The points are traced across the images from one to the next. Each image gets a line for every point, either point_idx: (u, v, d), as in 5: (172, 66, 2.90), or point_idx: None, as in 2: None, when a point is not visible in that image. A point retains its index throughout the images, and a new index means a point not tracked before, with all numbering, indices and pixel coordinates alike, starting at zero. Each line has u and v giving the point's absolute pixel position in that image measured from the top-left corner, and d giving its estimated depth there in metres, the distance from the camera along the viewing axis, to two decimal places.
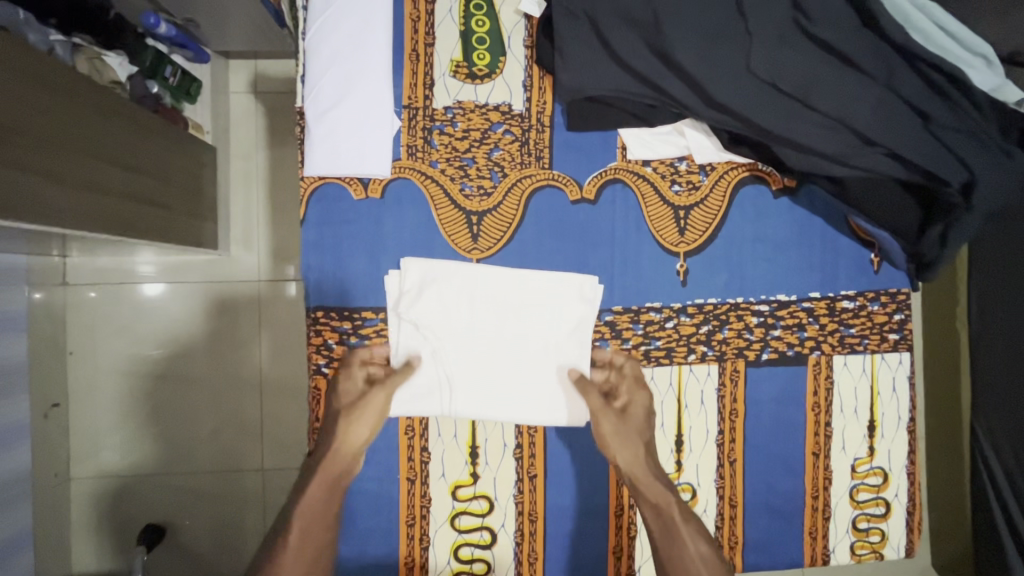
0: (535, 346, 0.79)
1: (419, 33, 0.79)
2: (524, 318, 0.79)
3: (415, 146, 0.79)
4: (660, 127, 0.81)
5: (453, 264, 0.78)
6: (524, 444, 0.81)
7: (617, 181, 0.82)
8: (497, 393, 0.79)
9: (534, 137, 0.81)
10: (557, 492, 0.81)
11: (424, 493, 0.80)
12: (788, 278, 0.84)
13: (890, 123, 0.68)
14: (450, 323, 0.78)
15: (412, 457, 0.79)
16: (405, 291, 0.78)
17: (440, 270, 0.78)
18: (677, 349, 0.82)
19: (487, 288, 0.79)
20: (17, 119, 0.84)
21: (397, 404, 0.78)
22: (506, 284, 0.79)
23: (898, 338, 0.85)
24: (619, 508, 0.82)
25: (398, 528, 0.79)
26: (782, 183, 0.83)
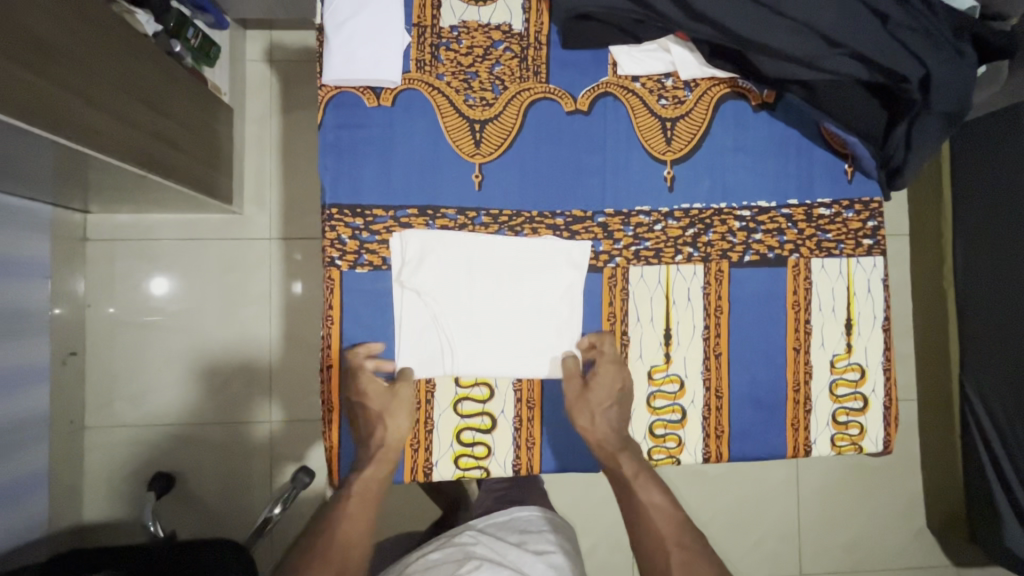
0: (529, 312, 0.86)
1: None
2: (518, 285, 0.86)
3: (424, 60, 0.87)
4: (647, 45, 0.89)
5: (447, 234, 0.85)
6: (522, 389, 0.86)
7: (609, 95, 0.89)
8: (495, 354, 0.85)
9: (532, 54, 0.88)
10: (554, 381, 0.87)
11: (429, 379, 0.85)
12: (767, 187, 0.90)
13: (852, 25, 0.76)
14: (449, 290, 0.85)
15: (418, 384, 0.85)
16: (408, 261, 0.85)
17: (434, 241, 0.85)
18: (660, 305, 0.88)
19: (483, 258, 0.86)
20: (60, 42, 0.93)
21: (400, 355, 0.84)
22: (500, 251, 0.86)
23: (873, 243, 0.91)
24: None
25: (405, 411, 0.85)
26: (761, 98, 0.90)
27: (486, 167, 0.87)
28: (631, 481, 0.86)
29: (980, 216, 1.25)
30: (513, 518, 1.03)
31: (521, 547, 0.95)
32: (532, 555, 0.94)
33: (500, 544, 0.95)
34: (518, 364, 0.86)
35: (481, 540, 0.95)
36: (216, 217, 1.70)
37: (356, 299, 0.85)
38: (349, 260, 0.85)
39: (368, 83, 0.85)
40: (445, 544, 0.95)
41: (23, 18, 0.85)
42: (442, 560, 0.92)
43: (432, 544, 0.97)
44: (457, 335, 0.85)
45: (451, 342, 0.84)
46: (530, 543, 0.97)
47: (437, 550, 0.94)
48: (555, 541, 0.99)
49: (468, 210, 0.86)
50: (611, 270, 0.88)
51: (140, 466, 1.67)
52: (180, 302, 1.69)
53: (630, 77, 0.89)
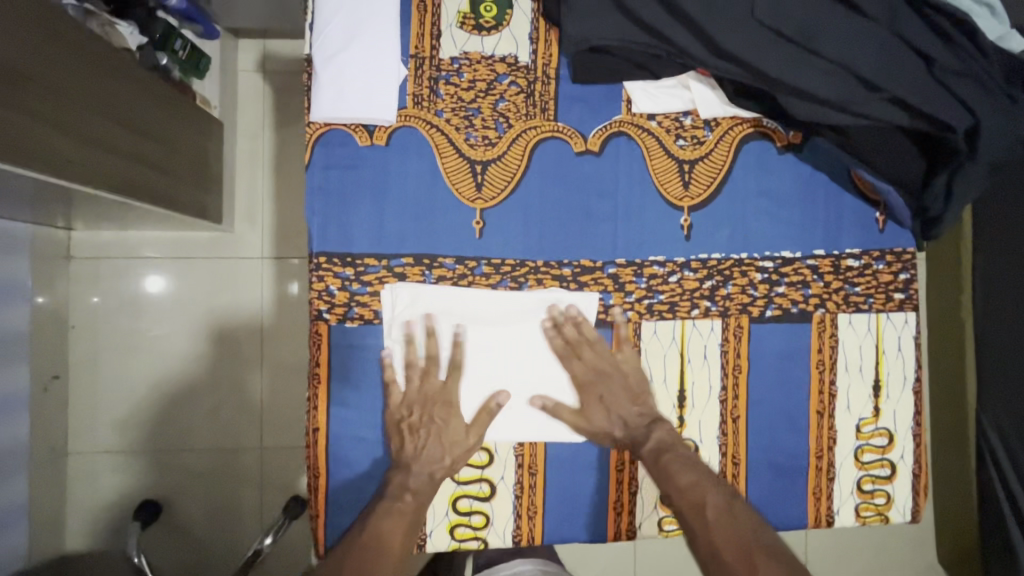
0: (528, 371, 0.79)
1: None
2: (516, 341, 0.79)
3: (421, 95, 0.80)
4: (665, 80, 0.81)
5: (441, 290, 0.79)
6: (524, 454, 0.80)
7: (622, 134, 0.82)
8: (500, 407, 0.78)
9: (540, 89, 0.81)
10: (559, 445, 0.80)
11: None
12: (792, 235, 0.83)
13: (893, 69, 0.69)
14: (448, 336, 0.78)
15: None
16: (398, 317, 0.78)
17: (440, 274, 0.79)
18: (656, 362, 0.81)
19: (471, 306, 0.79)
20: (28, 68, 0.86)
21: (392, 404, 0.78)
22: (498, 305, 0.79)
23: (904, 298, 0.84)
24: (619, 464, 0.81)
25: None
26: (786, 140, 0.83)
27: (487, 212, 0.80)
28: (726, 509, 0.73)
29: None
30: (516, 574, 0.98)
31: None
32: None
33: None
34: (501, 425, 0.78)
35: None
36: (205, 234, 1.63)
37: (345, 355, 0.78)
38: (338, 313, 0.78)
39: (360, 120, 0.78)
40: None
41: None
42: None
43: None
44: (432, 396, 0.77)
45: (425, 404, 0.76)
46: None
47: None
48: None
49: (467, 259, 0.79)
50: (621, 326, 0.81)
51: (126, 492, 1.61)
52: (168, 323, 1.62)
53: (645, 115, 0.82)
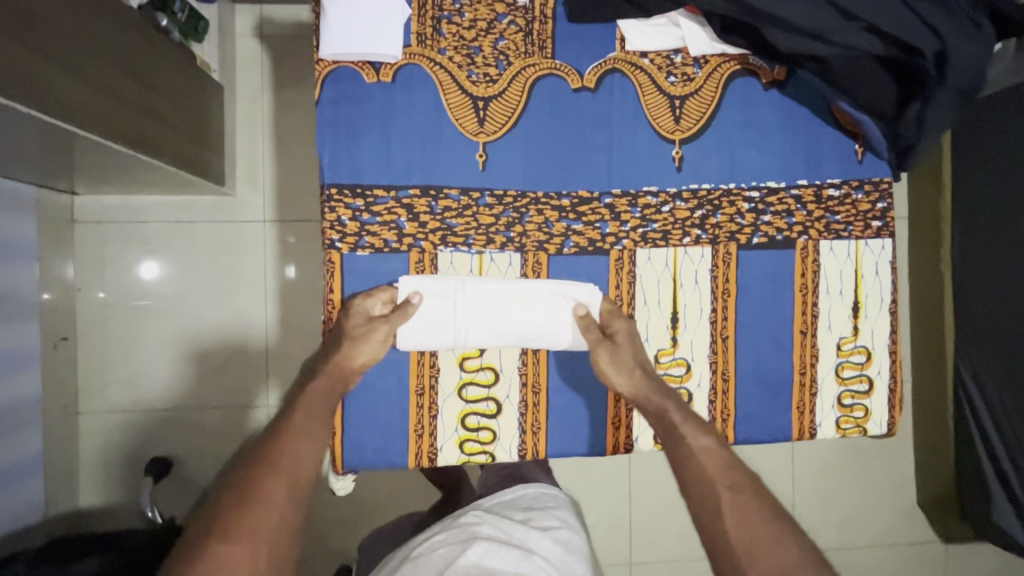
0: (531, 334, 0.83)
1: None
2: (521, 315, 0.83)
3: (425, 34, 0.83)
4: (656, 19, 0.86)
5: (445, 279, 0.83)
6: (527, 376, 0.86)
7: (617, 71, 0.86)
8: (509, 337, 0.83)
9: (538, 28, 0.85)
10: (560, 393, 0.86)
11: (433, 412, 0.84)
12: (776, 167, 0.89)
13: None
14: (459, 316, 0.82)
15: (421, 447, 0.84)
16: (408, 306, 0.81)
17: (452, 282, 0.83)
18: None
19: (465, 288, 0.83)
20: (42, 11, 0.88)
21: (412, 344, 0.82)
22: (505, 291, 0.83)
23: (882, 225, 0.90)
24: (617, 417, 0.87)
25: (406, 429, 0.84)
26: (772, 76, 0.88)
27: (489, 146, 0.85)
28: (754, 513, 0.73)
29: (979, 193, 1.22)
30: (519, 496, 0.99)
31: (527, 525, 0.90)
32: (538, 532, 0.89)
33: (506, 522, 0.90)
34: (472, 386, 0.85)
35: (487, 521, 0.89)
36: (208, 199, 1.66)
37: (357, 283, 0.83)
38: (349, 243, 0.82)
39: (366, 57, 0.82)
40: (450, 525, 0.90)
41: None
42: (447, 542, 0.86)
43: (435, 527, 0.91)
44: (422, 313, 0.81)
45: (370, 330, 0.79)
46: (537, 519, 0.93)
47: (442, 531, 0.89)
48: (559, 516, 0.95)
49: (471, 191, 0.84)
50: (618, 253, 0.86)
51: (136, 452, 1.65)
52: (173, 285, 1.66)
53: (638, 54, 0.87)
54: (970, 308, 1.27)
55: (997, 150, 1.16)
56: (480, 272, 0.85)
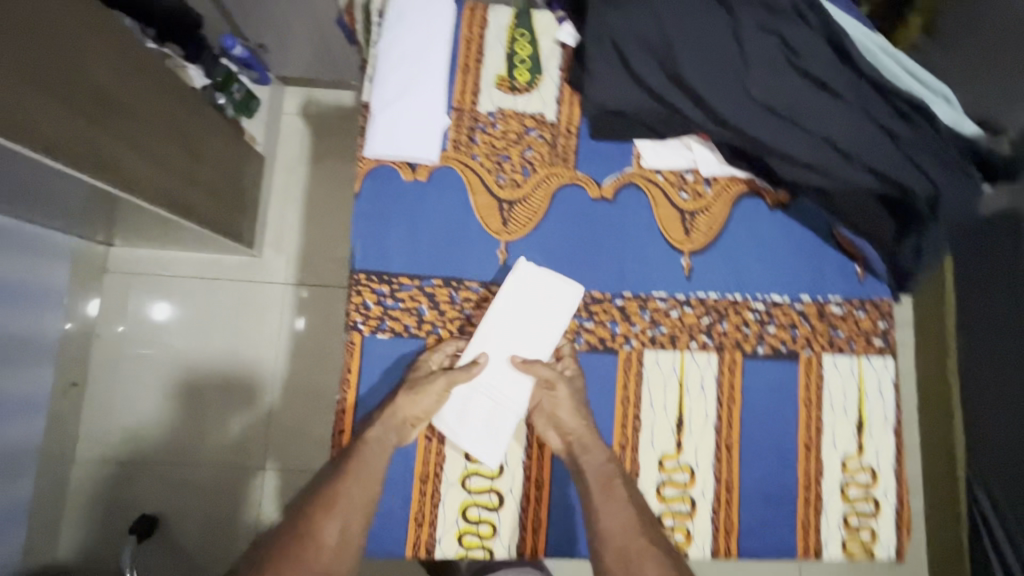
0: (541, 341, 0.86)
1: (471, 53, 0.94)
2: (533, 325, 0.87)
3: (460, 141, 0.92)
4: (670, 141, 0.94)
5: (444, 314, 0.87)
6: (531, 475, 0.86)
7: (633, 185, 0.94)
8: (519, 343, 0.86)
9: (562, 142, 0.94)
10: (562, 491, 0.86)
11: (435, 502, 0.84)
12: (782, 282, 0.93)
13: (862, 140, 0.81)
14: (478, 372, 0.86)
15: (419, 537, 0.84)
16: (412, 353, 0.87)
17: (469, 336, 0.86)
18: (621, 447, 0.88)
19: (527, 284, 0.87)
20: (114, 90, 0.98)
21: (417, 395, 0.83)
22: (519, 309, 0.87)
23: (883, 344, 0.93)
24: None
25: (408, 517, 0.84)
26: (776, 197, 0.95)
27: (511, 244, 0.91)
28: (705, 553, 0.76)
29: None
30: None
31: None
32: None
33: None
34: (513, 386, 0.85)
35: None
36: (235, 258, 1.73)
37: (375, 364, 0.87)
38: (371, 326, 0.87)
39: (404, 157, 0.89)
40: None
41: (81, 65, 0.90)
42: None
43: None
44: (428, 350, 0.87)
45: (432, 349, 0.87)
46: None
47: None
48: None
49: (490, 284, 0.89)
50: (626, 353, 0.89)
51: (124, 506, 1.62)
52: (191, 337, 1.69)
53: (653, 171, 0.95)
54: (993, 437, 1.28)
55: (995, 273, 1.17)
56: None
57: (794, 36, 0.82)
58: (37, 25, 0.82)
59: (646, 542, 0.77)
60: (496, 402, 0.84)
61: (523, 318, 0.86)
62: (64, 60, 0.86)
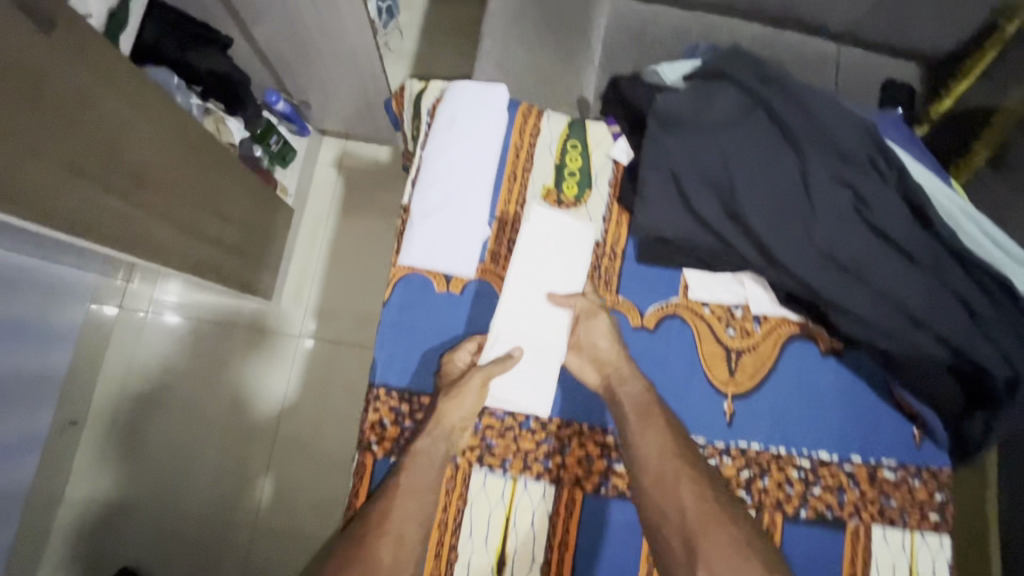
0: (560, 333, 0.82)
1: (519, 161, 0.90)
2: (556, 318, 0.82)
3: (499, 254, 0.87)
4: (721, 273, 0.89)
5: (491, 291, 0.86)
6: None
7: (677, 316, 0.88)
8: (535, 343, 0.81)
9: (606, 264, 0.89)
10: None
11: None
12: (831, 438, 0.86)
13: (936, 309, 0.75)
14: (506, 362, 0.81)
15: None
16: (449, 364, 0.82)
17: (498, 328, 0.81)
18: None
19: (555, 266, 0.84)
20: (149, 164, 0.93)
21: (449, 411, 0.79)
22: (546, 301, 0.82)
23: (939, 519, 0.84)
24: None
25: None
26: (830, 344, 0.88)
27: None
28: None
29: None
30: None
31: None
32: None
33: None
34: (554, 328, 0.82)
35: None
36: (252, 304, 1.62)
37: None
38: (386, 447, 0.81)
39: (438, 267, 0.85)
40: None
41: (116, 143, 0.85)
42: None
43: None
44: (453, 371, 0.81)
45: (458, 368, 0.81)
46: None
47: None
48: None
49: (516, 413, 0.83)
50: None
51: (104, 557, 1.49)
52: (198, 380, 1.58)
53: (699, 302, 0.89)
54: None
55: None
56: (511, 501, 0.81)
57: (866, 188, 0.78)
58: (80, 107, 0.77)
59: (682, 464, 0.77)
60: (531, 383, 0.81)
61: (565, 261, 0.85)
62: (101, 137, 0.81)
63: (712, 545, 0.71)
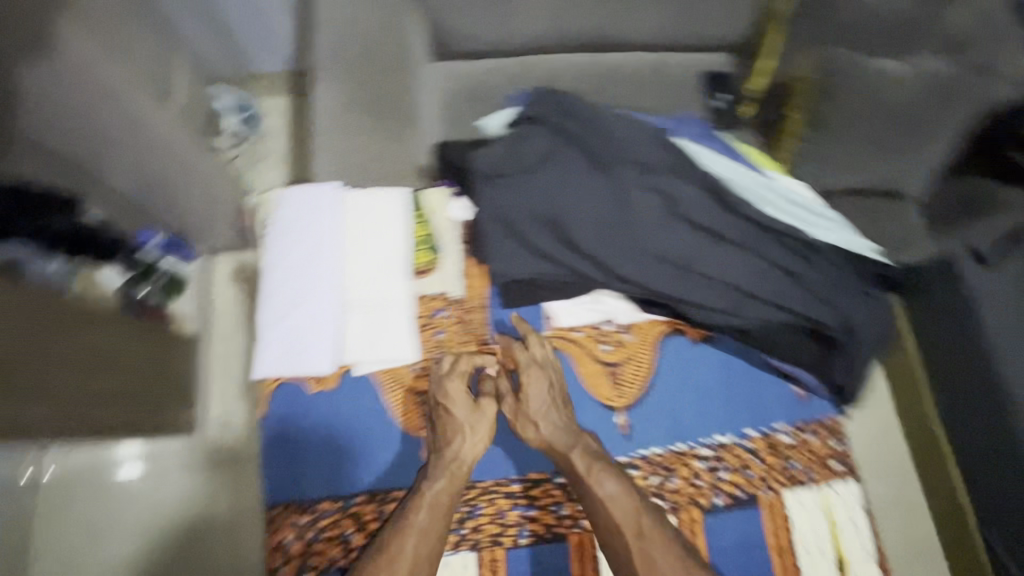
0: (391, 280, 0.89)
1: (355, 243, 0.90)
2: (387, 269, 0.90)
3: (357, 341, 0.87)
4: (581, 297, 0.92)
5: (331, 272, 0.88)
6: None
7: (551, 347, 0.91)
8: (373, 298, 0.88)
9: (473, 317, 0.92)
10: None
11: None
12: (724, 420, 0.90)
13: (762, 279, 0.82)
14: (363, 327, 0.88)
15: None
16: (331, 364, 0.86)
17: (348, 306, 0.88)
18: None
19: (374, 235, 0.91)
20: None
21: (461, 417, 0.81)
22: (375, 265, 0.90)
23: (843, 467, 0.88)
24: None
25: None
26: (699, 332, 0.93)
27: None
28: (592, 475, 0.75)
29: None
30: None
31: None
32: None
33: None
34: (390, 284, 0.89)
35: None
36: None
37: None
38: (293, 566, 0.80)
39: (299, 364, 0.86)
40: None
41: None
42: None
43: None
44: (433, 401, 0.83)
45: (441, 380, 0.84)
46: None
47: None
48: None
49: None
50: (578, 537, 0.82)
51: None
52: None
53: (569, 329, 0.93)
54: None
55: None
56: None
57: (671, 189, 0.85)
58: None
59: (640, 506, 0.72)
60: (385, 321, 0.88)
61: (381, 235, 0.91)
62: None
63: None
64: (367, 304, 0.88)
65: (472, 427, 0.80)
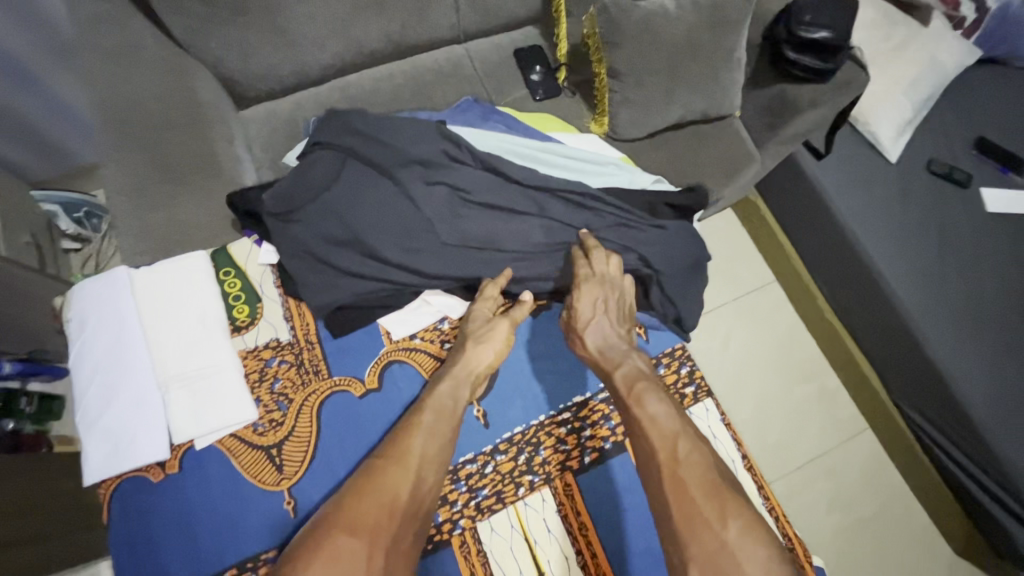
0: (211, 342, 0.87)
1: (162, 318, 0.88)
2: (204, 332, 0.88)
3: (186, 414, 0.84)
4: (409, 305, 0.93)
5: (143, 352, 0.85)
6: None
7: (394, 362, 0.91)
8: (195, 365, 0.86)
9: (308, 356, 0.90)
10: None
11: None
12: (575, 380, 0.94)
13: (557, 242, 0.92)
14: (190, 397, 0.84)
15: None
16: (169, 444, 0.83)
17: (170, 381, 0.85)
18: None
19: (182, 304, 0.88)
20: None
21: (485, 326, 0.87)
22: (191, 331, 0.87)
23: (695, 389, 0.94)
24: None
25: None
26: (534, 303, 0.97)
27: (295, 488, 0.84)
28: (626, 395, 0.79)
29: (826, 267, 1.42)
30: None
31: None
32: None
33: None
34: (211, 347, 0.87)
35: None
36: None
37: None
38: None
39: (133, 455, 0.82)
40: None
41: None
42: None
43: None
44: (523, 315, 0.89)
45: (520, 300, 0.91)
46: None
47: None
48: None
49: (289, 545, 0.81)
50: (459, 538, 0.83)
51: None
52: None
53: (408, 338, 0.93)
54: (884, 355, 1.36)
55: (805, 216, 1.43)
56: None
57: (458, 180, 0.90)
58: None
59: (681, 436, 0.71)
60: (213, 384, 0.85)
61: (188, 300, 0.89)
62: None
63: (705, 532, 0.61)
64: (189, 373, 0.85)
65: (496, 339, 0.86)
